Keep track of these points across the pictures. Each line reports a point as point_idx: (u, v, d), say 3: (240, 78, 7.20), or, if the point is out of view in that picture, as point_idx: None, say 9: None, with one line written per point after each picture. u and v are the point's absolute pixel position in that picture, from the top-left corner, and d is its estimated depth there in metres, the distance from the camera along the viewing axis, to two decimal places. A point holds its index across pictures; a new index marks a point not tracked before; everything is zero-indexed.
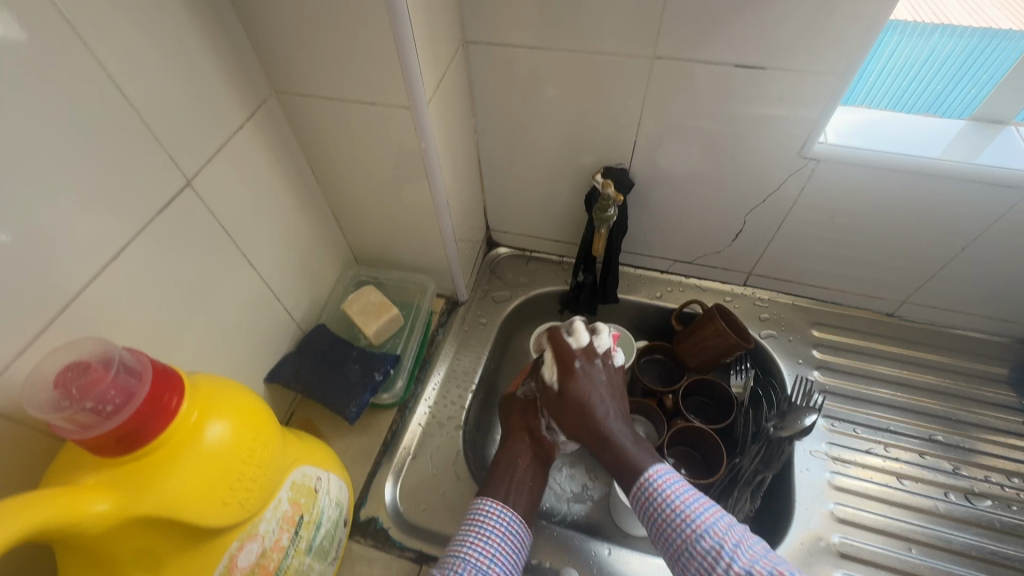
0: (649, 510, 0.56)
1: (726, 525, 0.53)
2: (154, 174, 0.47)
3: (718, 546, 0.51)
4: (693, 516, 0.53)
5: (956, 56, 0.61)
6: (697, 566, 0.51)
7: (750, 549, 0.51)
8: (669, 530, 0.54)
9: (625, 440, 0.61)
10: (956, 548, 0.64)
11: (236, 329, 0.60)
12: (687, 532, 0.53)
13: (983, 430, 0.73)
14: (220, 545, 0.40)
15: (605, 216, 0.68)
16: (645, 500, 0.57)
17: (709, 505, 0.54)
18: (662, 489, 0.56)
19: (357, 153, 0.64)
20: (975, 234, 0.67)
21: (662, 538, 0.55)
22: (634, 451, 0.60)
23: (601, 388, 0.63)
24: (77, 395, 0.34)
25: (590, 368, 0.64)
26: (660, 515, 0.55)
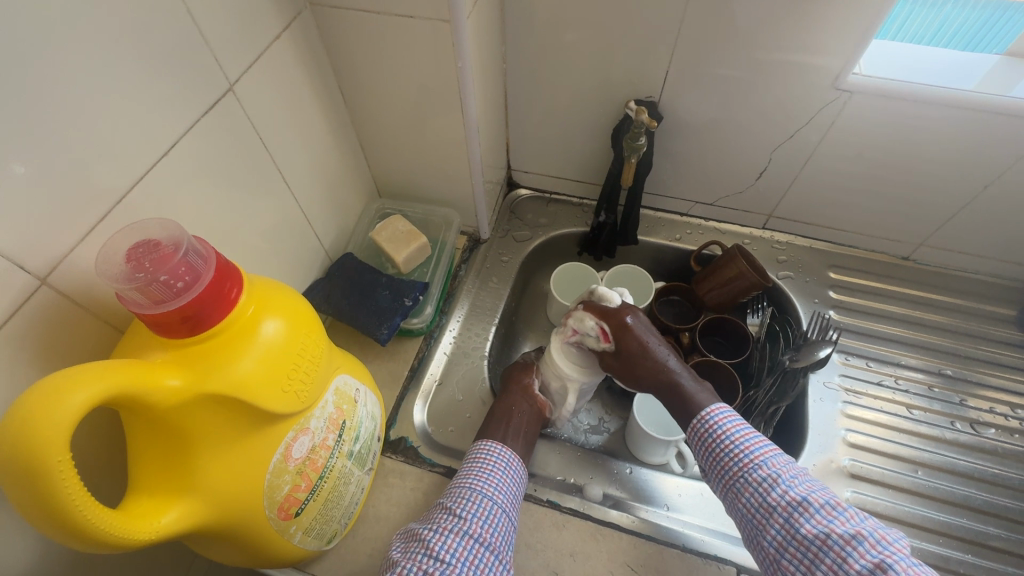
0: (707, 440, 0.58)
1: (783, 460, 0.55)
2: (200, 74, 0.46)
3: (774, 475, 0.54)
4: (752, 448, 0.56)
5: (962, 31, 0.66)
6: (750, 494, 0.54)
7: (805, 481, 0.54)
8: (725, 459, 0.57)
9: (687, 378, 0.63)
10: (959, 471, 0.68)
11: (271, 248, 0.61)
12: (743, 461, 0.56)
13: (990, 366, 0.76)
14: (277, 434, 0.42)
15: (636, 145, 0.70)
16: (703, 430, 0.59)
17: (766, 440, 0.57)
18: (722, 425, 0.58)
19: (389, 74, 0.63)
20: (999, 171, 0.67)
21: (719, 469, 0.57)
22: (697, 389, 0.62)
23: (648, 335, 0.64)
24: (150, 267, 0.36)
25: (634, 318, 0.65)
26: (719, 446, 0.57)
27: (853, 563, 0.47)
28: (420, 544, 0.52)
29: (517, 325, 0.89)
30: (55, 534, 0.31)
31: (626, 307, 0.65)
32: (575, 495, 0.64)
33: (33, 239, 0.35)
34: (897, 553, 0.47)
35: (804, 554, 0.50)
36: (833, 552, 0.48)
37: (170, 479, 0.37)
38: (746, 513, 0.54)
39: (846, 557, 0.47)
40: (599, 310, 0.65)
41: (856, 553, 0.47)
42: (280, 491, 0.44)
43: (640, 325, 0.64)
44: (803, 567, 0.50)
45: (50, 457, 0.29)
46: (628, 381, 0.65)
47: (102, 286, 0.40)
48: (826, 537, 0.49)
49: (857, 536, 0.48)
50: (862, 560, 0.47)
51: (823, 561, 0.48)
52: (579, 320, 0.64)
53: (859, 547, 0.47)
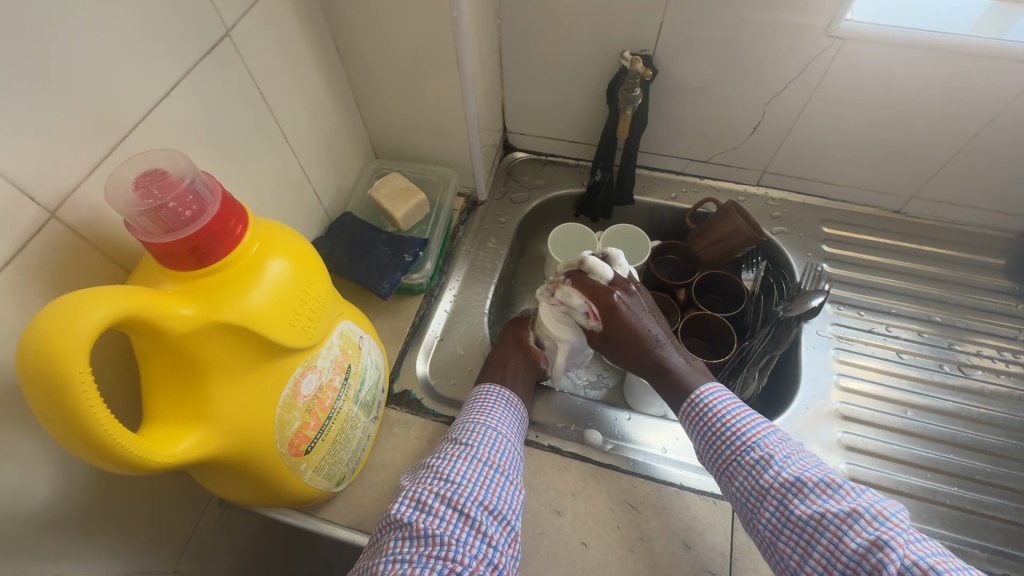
0: (699, 424, 0.58)
1: (776, 439, 0.54)
2: (198, 17, 0.46)
3: (767, 456, 0.53)
4: (744, 428, 0.55)
5: None
6: (743, 477, 0.53)
7: (799, 460, 0.52)
8: (717, 442, 0.56)
9: (679, 360, 0.62)
10: (947, 411, 0.70)
11: (271, 202, 0.61)
12: (737, 443, 0.55)
13: (978, 312, 0.77)
14: (284, 369, 0.43)
15: (630, 96, 0.71)
16: (696, 414, 0.58)
17: (761, 418, 0.56)
18: (713, 405, 0.58)
19: (384, 27, 0.63)
20: (989, 118, 0.68)
21: (712, 453, 0.56)
22: (689, 371, 0.61)
23: (639, 315, 0.63)
24: (159, 193, 0.36)
25: (624, 297, 0.63)
26: (711, 429, 0.57)
27: (849, 542, 0.46)
28: (429, 470, 0.55)
29: (515, 286, 0.90)
30: (80, 450, 0.32)
31: (616, 284, 0.63)
32: (575, 440, 0.66)
33: (38, 172, 0.36)
34: (894, 528, 0.46)
35: (800, 535, 0.49)
36: (828, 532, 0.47)
37: (185, 409, 0.39)
38: (740, 496, 0.53)
39: (842, 536, 0.46)
40: (587, 288, 0.63)
41: (852, 531, 0.46)
42: (291, 427, 0.45)
43: (631, 304, 0.63)
44: (799, 549, 0.48)
45: (72, 370, 0.30)
46: (615, 358, 0.66)
47: (108, 223, 0.41)
48: (821, 517, 0.48)
49: (853, 514, 0.47)
50: (859, 539, 0.46)
51: (819, 541, 0.47)
52: (566, 296, 0.63)
53: (855, 524, 0.46)
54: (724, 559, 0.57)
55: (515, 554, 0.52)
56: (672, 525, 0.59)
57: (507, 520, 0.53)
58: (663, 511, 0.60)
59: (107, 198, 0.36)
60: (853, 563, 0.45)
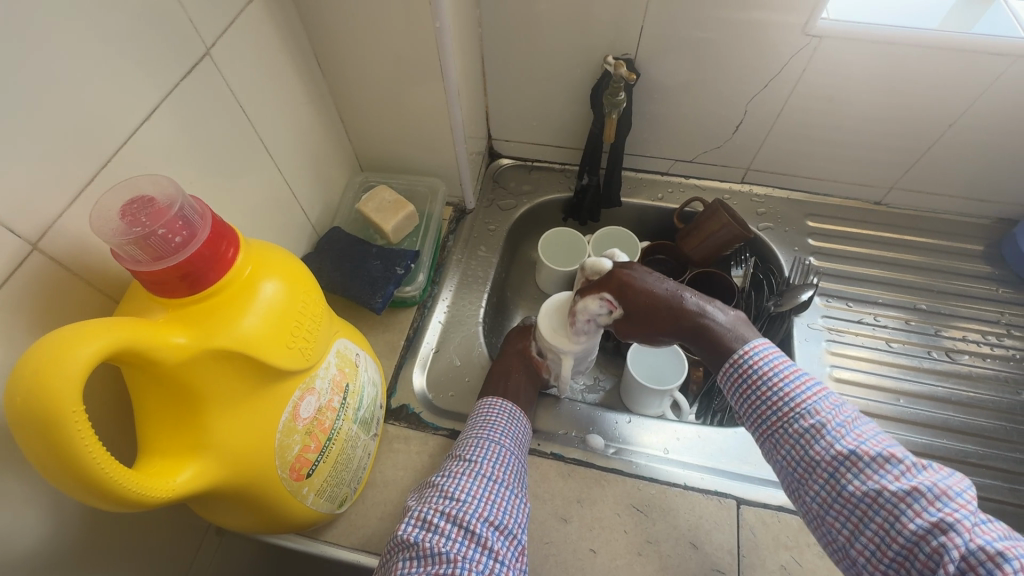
0: (742, 387, 0.56)
1: (829, 406, 0.52)
2: (175, 36, 0.45)
3: (818, 425, 0.51)
4: (793, 394, 0.53)
5: None
6: (792, 446, 0.52)
7: (855, 430, 0.50)
8: (763, 409, 0.54)
9: (719, 317, 0.60)
10: (937, 396, 0.71)
11: (259, 221, 0.60)
12: (785, 410, 0.53)
13: (961, 297, 0.79)
14: (283, 392, 0.42)
15: (615, 101, 0.73)
16: (738, 376, 0.56)
17: (812, 382, 0.54)
18: (759, 367, 0.56)
19: (367, 39, 0.62)
20: (961, 109, 0.70)
21: (758, 416, 0.55)
22: (732, 326, 0.59)
23: (654, 281, 0.61)
24: (147, 221, 0.35)
25: (630, 270, 0.61)
26: (756, 394, 0.55)
27: (907, 523, 0.44)
28: (435, 489, 0.54)
29: (507, 293, 0.90)
30: (76, 491, 0.31)
31: (620, 266, 0.61)
32: (578, 446, 0.65)
33: (20, 203, 0.35)
34: (960, 510, 0.44)
35: (851, 510, 0.48)
36: (883, 510, 0.46)
37: (182, 439, 0.38)
38: (787, 464, 0.52)
39: (899, 515, 0.45)
40: (595, 285, 0.61)
41: (911, 511, 0.45)
42: (291, 452, 0.44)
43: (644, 275, 0.61)
44: (850, 525, 0.48)
45: (66, 409, 0.29)
46: (654, 338, 0.62)
47: (93, 252, 0.40)
48: (877, 495, 0.46)
49: (913, 492, 0.45)
50: (918, 520, 0.44)
51: (872, 519, 0.46)
52: (583, 307, 0.60)
53: (914, 504, 0.45)
54: (732, 557, 0.57)
55: (524, 567, 0.52)
56: (678, 526, 0.59)
57: (515, 534, 0.52)
58: (668, 512, 0.60)
59: (91, 226, 0.35)
60: (909, 545, 0.45)
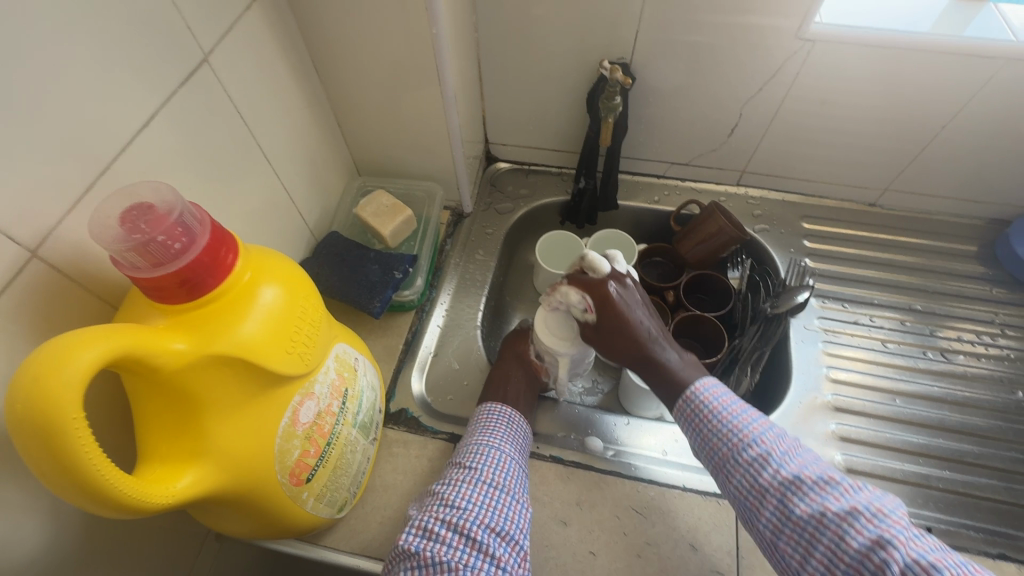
0: (694, 420, 0.57)
1: (773, 435, 0.54)
2: (174, 43, 0.45)
3: (764, 454, 0.52)
4: (739, 424, 0.55)
5: None
6: (742, 476, 0.53)
7: (797, 457, 0.52)
8: (714, 439, 0.55)
9: (673, 357, 0.61)
10: (933, 396, 0.72)
11: (257, 226, 0.60)
12: (733, 441, 0.54)
13: (956, 298, 0.80)
14: (282, 397, 0.42)
15: (610, 105, 0.74)
16: (691, 412, 0.58)
17: (756, 414, 0.56)
18: (707, 402, 0.57)
19: (364, 45, 0.62)
20: (953, 112, 0.71)
21: (709, 449, 0.56)
22: (683, 367, 0.61)
23: (635, 307, 0.61)
24: (147, 228, 0.36)
25: (619, 288, 0.61)
26: (707, 426, 0.56)
27: (851, 541, 0.45)
28: (435, 497, 0.54)
29: (505, 296, 0.90)
30: (76, 498, 0.31)
31: (611, 275, 0.61)
32: (577, 449, 0.66)
33: (20, 210, 0.35)
34: (894, 526, 0.45)
35: (800, 535, 0.48)
36: (829, 531, 0.46)
37: (182, 446, 0.38)
38: (739, 494, 0.53)
39: (843, 535, 0.46)
40: (585, 279, 0.61)
41: (854, 530, 0.45)
42: (291, 457, 0.44)
43: (629, 296, 0.61)
44: (800, 549, 0.48)
45: (67, 416, 0.29)
46: (615, 353, 0.62)
47: (92, 259, 0.40)
48: (822, 516, 0.47)
49: (853, 512, 0.46)
50: (860, 538, 0.45)
51: (820, 540, 0.47)
52: (563, 295, 0.62)
53: (856, 523, 0.46)
54: (731, 558, 0.57)
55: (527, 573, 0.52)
56: (677, 528, 0.59)
57: (517, 539, 0.52)
58: (667, 514, 0.60)
59: (92, 233, 0.35)
60: (855, 564, 0.45)
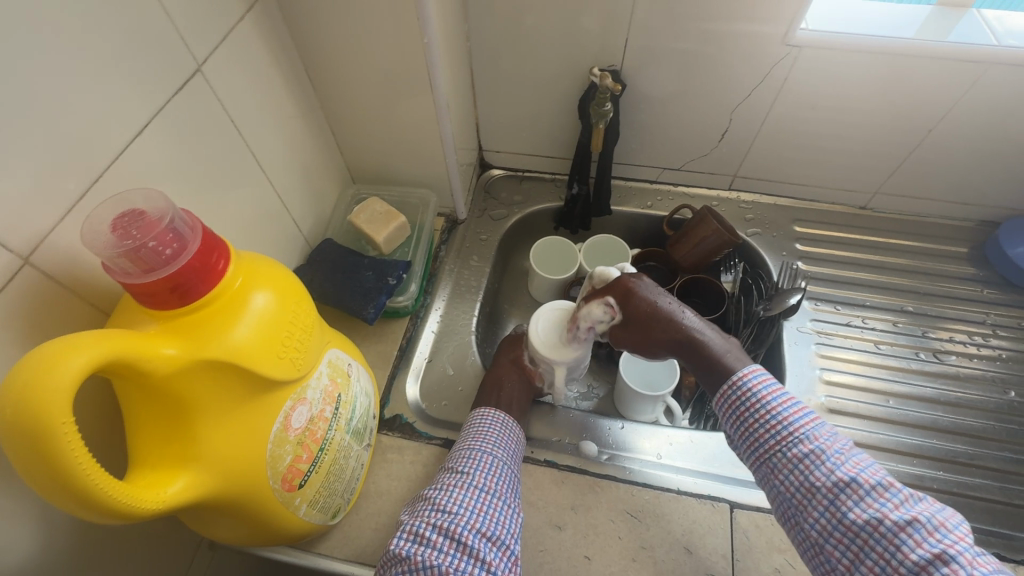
0: (741, 409, 0.56)
1: (826, 433, 0.53)
2: (167, 53, 0.46)
3: (819, 451, 0.51)
4: (791, 419, 0.54)
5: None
6: (791, 471, 0.52)
7: (852, 458, 0.51)
8: (763, 432, 0.54)
9: (713, 340, 0.60)
10: (927, 397, 0.72)
11: (251, 234, 0.61)
12: (784, 434, 0.53)
13: (948, 299, 0.80)
14: (274, 403, 0.42)
15: (602, 111, 0.74)
16: (737, 399, 0.56)
17: (807, 409, 0.55)
18: (759, 393, 0.56)
19: (355, 53, 0.63)
20: (940, 115, 0.72)
21: (754, 441, 0.55)
22: (725, 352, 0.60)
23: (658, 296, 0.62)
24: (138, 234, 0.36)
25: (639, 282, 0.63)
26: (755, 416, 0.55)
27: (909, 553, 0.45)
28: (427, 502, 0.54)
29: (500, 302, 0.90)
30: (65, 503, 0.31)
31: (629, 274, 0.64)
32: (572, 454, 0.66)
33: (13, 217, 0.35)
34: (958, 542, 0.45)
35: (851, 540, 0.48)
36: (885, 540, 0.46)
37: (173, 452, 0.38)
38: (786, 488, 0.52)
39: (900, 545, 0.46)
40: (599, 292, 0.64)
41: (912, 541, 0.45)
42: (283, 462, 0.45)
43: (649, 288, 0.63)
44: (850, 554, 0.48)
45: (56, 423, 0.29)
46: (648, 350, 0.63)
47: (84, 265, 0.40)
48: (878, 524, 0.47)
49: (914, 522, 0.46)
50: (919, 550, 0.45)
51: (873, 548, 0.47)
52: (586, 312, 0.63)
53: (914, 534, 0.45)
54: (726, 561, 0.57)
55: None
56: (673, 532, 0.59)
57: (508, 543, 0.52)
58: (663, 518, 0.60)
59: (83, 240, 0.35)
60: None
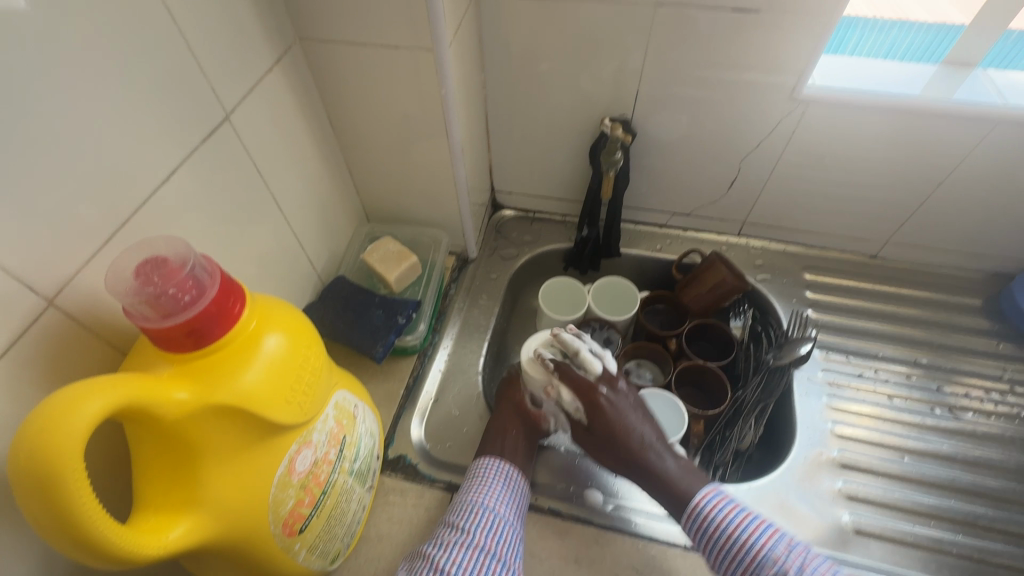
0: (705, 536, 0.55)
1: (788, 550, 0.53)
2: (199, 103, 0.48)
3: (785, 573, 0.51)
4: (754, 540, 0.53)
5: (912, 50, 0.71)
6: None
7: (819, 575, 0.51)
8: (729, 555, 0.54)
9: (671, 463, 0.59)
10: (944, 455, 0.70)
11: (266, 272, 0.62)
12: (750, 557, 0.53)
13: (962, 352, 0.79)
14: (280, 447, 0.43)
15: (612, 159, 0.76)
16: (699, 525, 0.56)
17: (766, 525, 0.55)
18: (715, 516, 0.55)
19: (375, 101, 0.66)
20: (949, 169, 0.73)
21: (724, 565, 0.55)
22: (682, 477, 0.58)
23: (627, 414, 0.61)
24: (160, 281, 0.37)
25: (611, 393, 0.61)
26: (718, 541, 0.55)
27: None
28: (425, 560, 0.53)
29: (508, 340, 0.91)
30: (68, 548, 0.31)
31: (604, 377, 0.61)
32: (577, 502, 0.64)
33: (43, 262, 0.37)
34: None
35: None
36: None
37: (177, 495, 0.38)
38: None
39: None
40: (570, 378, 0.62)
41: None
42: (285, 507, 0.44)
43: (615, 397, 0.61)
44: None
45: (66, 470, 0.29)
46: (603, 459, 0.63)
47: (107, 306, 0.41)
48: None
49: None
50: None
51: None
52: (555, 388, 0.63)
53: None
54: None
55: None
56: None
57: None
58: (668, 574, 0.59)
59: (107, 286, 0.37)
60: None
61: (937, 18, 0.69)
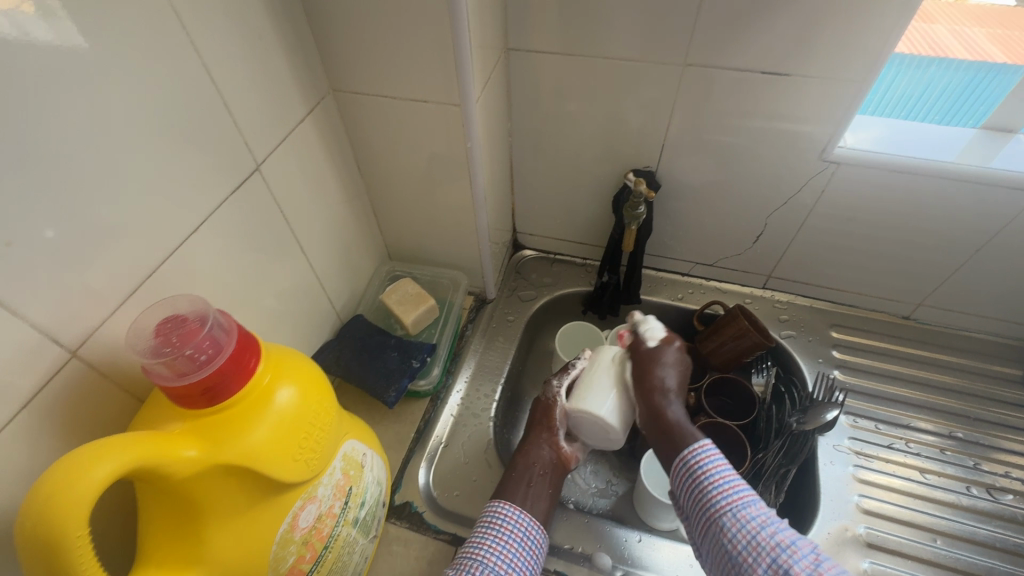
0: (694, 475, 0.54)
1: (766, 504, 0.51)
2: (232, 156, 0.50)
3: (762, 515, 0.50)
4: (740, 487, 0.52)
5: (954, 85, 0.67)
6: (737, 531, 0.49)
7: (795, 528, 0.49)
8: (711, 497, 0.52)
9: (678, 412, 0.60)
10: (981, 540, 0.66)
11: (286, 312, 0.63)
12: (731, 497, 0.51)
13: (1001, 428, 0.75)
14: (284, 502, 0.42)
15: (636, 213, 0.76)
16: (693, 464, 0.54)
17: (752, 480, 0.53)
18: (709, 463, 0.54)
19: (401, 148, 0.67)
20: (989, 235, 0.69)
21: (703, 503, 0.52)
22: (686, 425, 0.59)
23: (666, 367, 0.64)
24: (178, 343, 0.38)
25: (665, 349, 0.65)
26: (702, 486, 0.53)
27: None
28: None
29: (523, 384, 0.88)
30: None
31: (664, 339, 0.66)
32: (585, 565, 0.62)
33: (69, 316, 0.38)
34: None
35: None
36: None
37: (182, 550, 0.38)
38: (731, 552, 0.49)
39: None
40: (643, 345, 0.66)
41: None
42: (285, 562, 0.44)
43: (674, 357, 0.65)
44: None
45: (69, 535, 0.30)
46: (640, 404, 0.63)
47: (126, 356, 0.42)
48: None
49: None
50: None
51: None
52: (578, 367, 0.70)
53: None
54: None
55: None
56: None
57: None
58: None
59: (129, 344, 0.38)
60: None
61: (977, 56, 0.63)
